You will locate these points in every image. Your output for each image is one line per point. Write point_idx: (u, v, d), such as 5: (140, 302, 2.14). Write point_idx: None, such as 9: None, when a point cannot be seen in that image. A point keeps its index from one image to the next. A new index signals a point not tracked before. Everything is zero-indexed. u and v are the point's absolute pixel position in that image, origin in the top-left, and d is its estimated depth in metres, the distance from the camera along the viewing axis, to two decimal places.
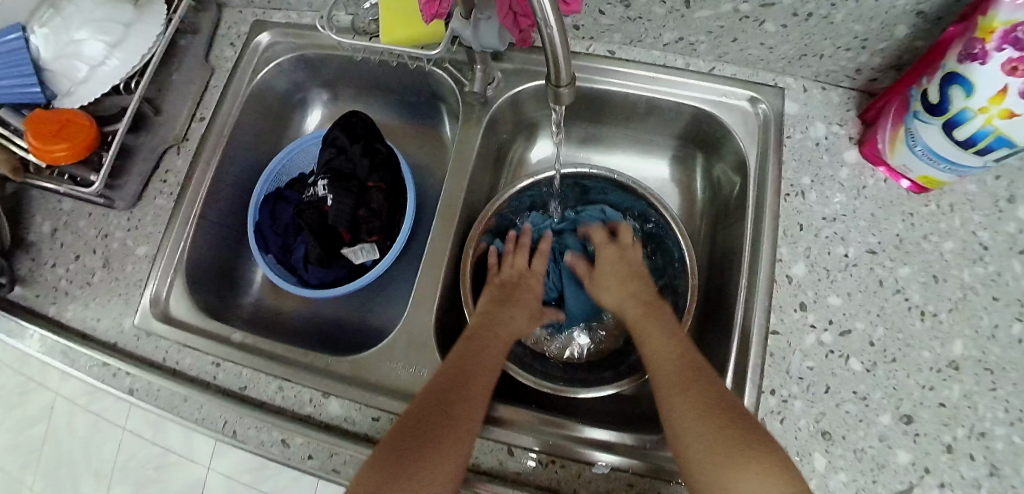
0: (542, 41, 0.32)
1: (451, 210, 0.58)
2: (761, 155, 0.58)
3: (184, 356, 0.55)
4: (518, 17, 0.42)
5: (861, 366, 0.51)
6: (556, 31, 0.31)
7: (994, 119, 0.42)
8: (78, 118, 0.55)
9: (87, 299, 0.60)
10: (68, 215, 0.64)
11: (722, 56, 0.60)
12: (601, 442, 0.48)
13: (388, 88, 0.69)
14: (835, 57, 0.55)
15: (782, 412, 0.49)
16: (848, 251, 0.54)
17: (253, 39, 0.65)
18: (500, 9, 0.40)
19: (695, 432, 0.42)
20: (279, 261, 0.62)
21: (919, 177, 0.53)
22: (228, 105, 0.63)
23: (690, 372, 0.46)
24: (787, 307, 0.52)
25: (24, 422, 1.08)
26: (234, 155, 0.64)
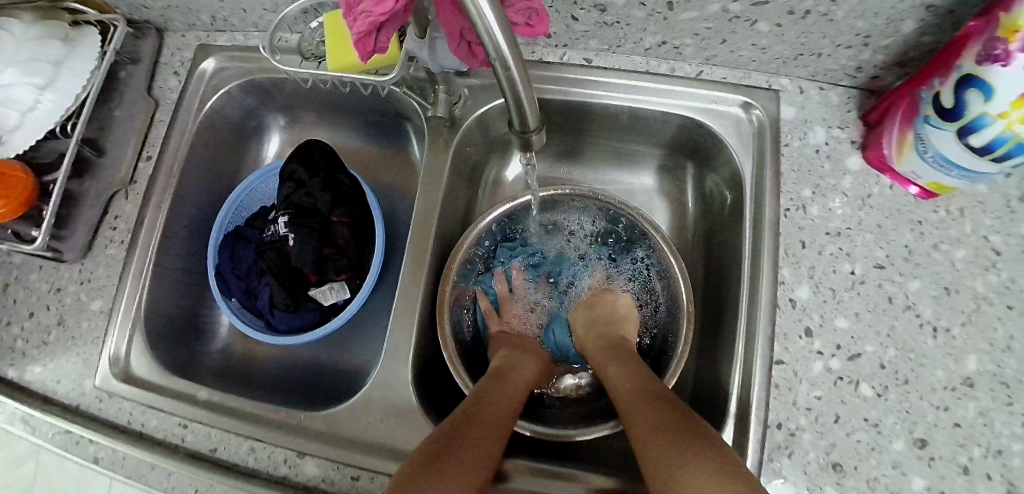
0: (500, 87, 0.28)
1: (423, 244, 0.54)
2: (758, 164, 0.56)
3: (149, 418, 0.52)
4: (472, 46, 0.36)
5: (872, 392, 0.47)
6: (517, 73, 0.26)
7: (1015, 125, 0.38)
8: (11, 169, 0.50)
9: (46, 360, 0.55)
10: (18, 269, 0.58)
11: (710, 59, 0.57)
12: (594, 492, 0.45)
13: (351, 111, 0.65)
14: (836, 56, 0.52)
15: (790, 447, 0.46)
16: (855, 268, 0.51)
17: (197, 67, 0.59)
18: (452, 39, 0.34)
19: (652, 448, 0.38)
20: (246, 306, 0.59)
21: (929, 184, 0.50)
22: (176, 140, 0.58)
23: (654, 399, 0.43)
24: (791, 335, 0.49)
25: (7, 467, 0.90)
26: (187, 193, 0.60)
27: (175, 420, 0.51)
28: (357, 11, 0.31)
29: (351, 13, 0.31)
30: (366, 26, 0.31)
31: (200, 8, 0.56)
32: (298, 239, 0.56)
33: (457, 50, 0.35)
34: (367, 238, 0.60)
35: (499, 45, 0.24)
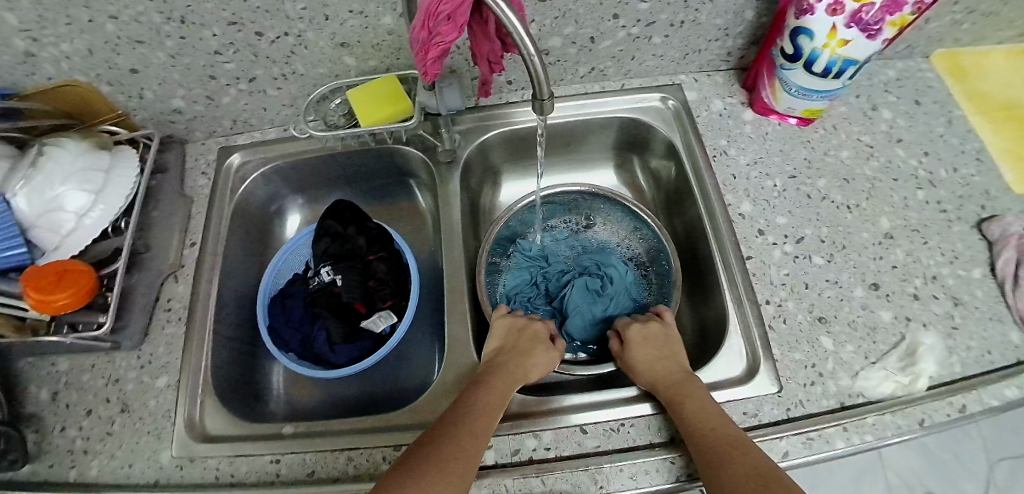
0: (524, 67, 0.43)
1: (454, 251, 0.65)
2: (685, 136, 0.73)
3: (237, 466, 0.54)
4: (491, 64, 0.50)
5: (824, 260, 0.61)
6: (533, 51, 0.42)
7: (836, 49, 0.59)
8: (75, 265, 0.55)
9: (113, 450, 0.57)
10: (67, 374, 0.61)
11: (628, 74, 0.76)
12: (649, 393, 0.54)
13: (357, 179, 0.77)
14: (710, 48, 0.73)
15: (782, 314, 0.57)
16: (775, 182, 0.67)
17: (224, 163, 0.71)
18: (479, 60, 0.49)
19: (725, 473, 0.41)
20: (303, 355, 0.64)
21: (804, 112, 0.69)
22: (217, 226, 0.67)
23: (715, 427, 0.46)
24: (750, 237, 0.63)
25: None
26: (229, 269, 0.67)
27: (264, 460, 0.54)
28: (430, 44, 0.43)
29: (427, 48, 0.43)
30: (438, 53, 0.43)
31: (226, 114, 0.68)
32: (346, 278, 0.65)
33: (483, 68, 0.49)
34: (404, 268, 0.69)
35: (513, 20, 0.40)
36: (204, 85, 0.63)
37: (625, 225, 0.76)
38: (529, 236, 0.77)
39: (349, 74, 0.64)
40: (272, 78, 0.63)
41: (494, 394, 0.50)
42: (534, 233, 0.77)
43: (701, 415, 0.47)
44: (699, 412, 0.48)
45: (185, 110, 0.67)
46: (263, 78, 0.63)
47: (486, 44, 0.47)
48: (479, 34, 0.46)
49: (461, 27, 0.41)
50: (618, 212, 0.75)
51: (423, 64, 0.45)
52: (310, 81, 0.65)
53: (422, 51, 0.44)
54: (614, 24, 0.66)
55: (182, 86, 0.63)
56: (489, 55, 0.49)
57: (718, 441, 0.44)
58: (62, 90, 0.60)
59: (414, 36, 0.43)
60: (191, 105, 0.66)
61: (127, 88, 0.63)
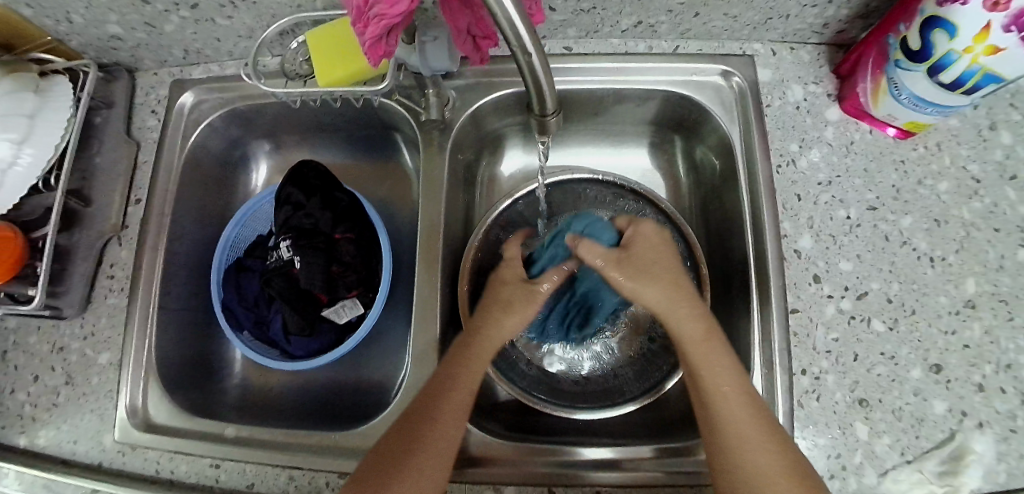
0: (520, 70, 0.29)
1: (433, 248, 0.52)
2: (746, 131, 0.54)
3: (178, 463, 0.51)
4: (477, 40, 0.36)
5: (884, 326, 0.49)
6: (538, 58, 0.28)
7: (980, 58, 0.41)
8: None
9: (60, 421, 0.55)
10: (16, 332, 0.58)
11: (685, 33, 0.55)
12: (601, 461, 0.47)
13: (334, 127, 0.62)
14: (801, 16, 0.51)
15: (817, 390, 0.47)
16: (850, 212, 0.51)
17: (175, 103, 0.57)
18: (458, 33, 0.35)
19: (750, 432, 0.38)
20: (257, 338, 0.56)
21: (905, 123, 0.51)
22: (164, 180, 0.55)
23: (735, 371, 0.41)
24: (801, 283, 0.49)
25: None
26: (181, 232, 0.57)
27: (206, 461, 0.51)
28: (368, 15, 0.31)
29: (362, 20, 0.31)
30: (379, 30, 0.31)
31: (174, 44, 0.55)
32: (301, 261, 0.52)
33: (464, 46, 0.36)
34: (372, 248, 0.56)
35: (520, 33, 0.25)
36: (140, 11, 0.50)
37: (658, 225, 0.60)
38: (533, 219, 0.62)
39: (315, 4, 0.48)
40: (219, 5, 0.49)
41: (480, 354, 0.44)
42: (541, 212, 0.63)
43: (714, 347, 0.42)
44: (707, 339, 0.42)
45: (125, 38, 0.54)
46: (208, 5, 0.49)
47: (464, 15, 0.33)
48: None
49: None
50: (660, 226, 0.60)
51: (364, 41, 0.33)
52: (267, 11, 0.49)
53: (359, 21, 0.32)
54: None
55: (114, 11, 0.50)
56: (471, 29, 0.35)
57: (726, 372, 0.41)
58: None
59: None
60: (129, 31, 0.53)
61: (53, 11, 0.50)
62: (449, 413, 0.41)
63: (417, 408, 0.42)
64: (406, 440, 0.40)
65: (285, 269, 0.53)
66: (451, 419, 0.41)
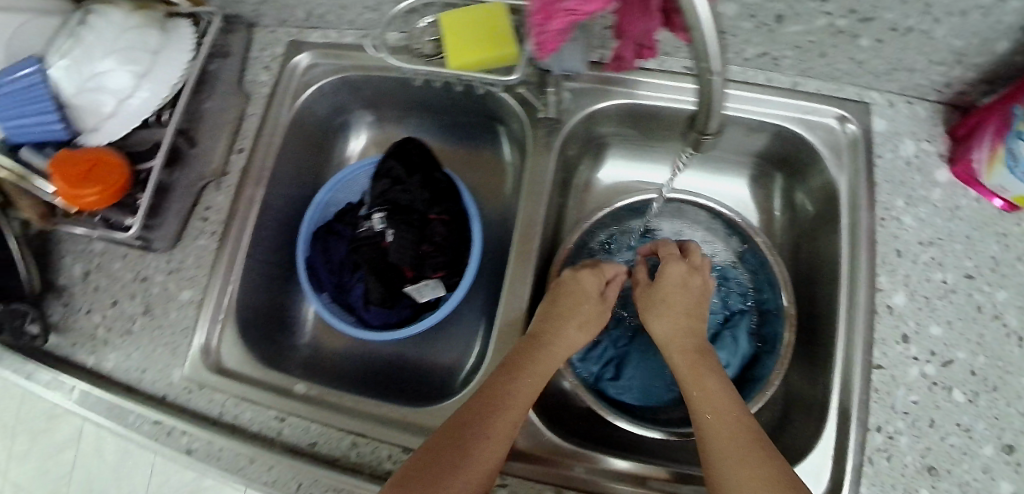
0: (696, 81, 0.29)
1: (527, 245, 0.52)
2: (854, 180, 0.53)
3: (243, 410, 0.52)
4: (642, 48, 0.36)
5: (964, 397, 0.48)
6: (720, 73, 0.28)
7: None
8: (109, 157, 0.50)
9: (131, 348, 0.57)
10: (100, 256, 0.59)
11: (805, 71, 0.55)
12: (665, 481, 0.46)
13: (437, 109, 0.62)
14: (927, 71, 0.51)
15: (889, 450, 0.46)
16: (947, 277, 0.50)
17: (290, 61, 0.58)
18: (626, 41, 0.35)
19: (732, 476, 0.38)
20: (335, 300, 0.57)
21: (1015, 197, 0.50)
22: (269, 134, 0.56)
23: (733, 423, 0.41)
24: (888, 340, 0.49)
25: (42, 455, 1.04)
26: (277, 186, 0.58)
27: (272, 413, 0.52)
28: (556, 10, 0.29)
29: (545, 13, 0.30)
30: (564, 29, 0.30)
31: (299, 4, 0.55)
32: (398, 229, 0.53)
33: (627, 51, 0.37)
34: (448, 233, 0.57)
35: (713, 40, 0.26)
36: None
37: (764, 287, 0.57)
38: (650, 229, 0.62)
39: None
40: None
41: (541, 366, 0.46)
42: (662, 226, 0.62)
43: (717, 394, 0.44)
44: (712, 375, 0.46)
45: None
46: None
47: (640, 24, 0.33)
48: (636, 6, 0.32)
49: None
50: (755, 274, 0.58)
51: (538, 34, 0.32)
52: None
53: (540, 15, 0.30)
54: (820, 6, 0.45)
55: None
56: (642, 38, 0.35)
57: (728, 425, 0.41)
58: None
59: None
60: None
61: None
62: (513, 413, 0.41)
63: (475, 405, 0.41)
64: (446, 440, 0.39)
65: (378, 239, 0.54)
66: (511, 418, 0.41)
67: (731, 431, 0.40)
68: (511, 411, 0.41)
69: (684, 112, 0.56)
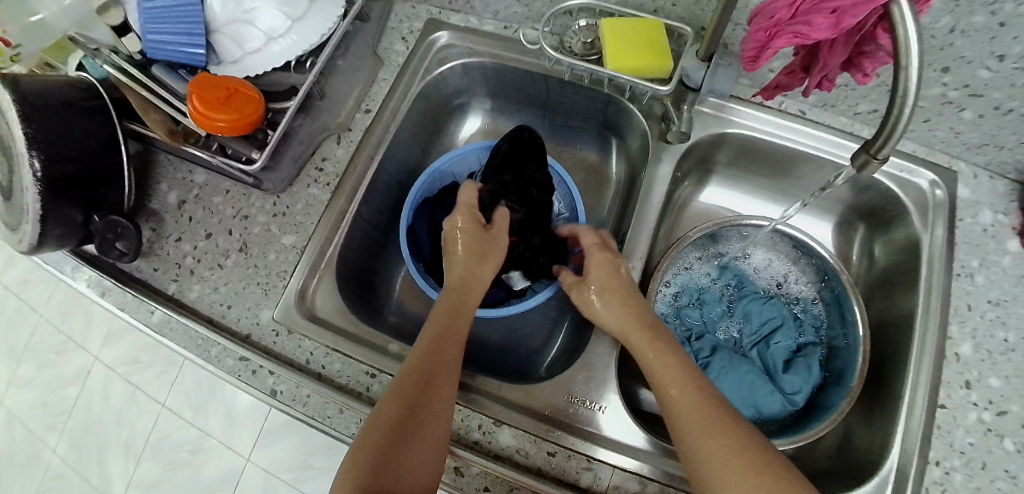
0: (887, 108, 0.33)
1: (632, 245, 0.55)
2: (934, 237, 0.58)
3: (332, 361, 0.53)
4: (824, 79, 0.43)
5: (1014, 447, 0.51)
6: (912, 108, 0.32)
7: None
8: (247, 90, 0.51)
9: (219, 282, 0.57)
10: (200, 188, 0.59)
11: (905, 132, 0.60)
12: None
13: (555, 109, 0.65)
14: (1014, 150, 0.56)
15: (944, 484, 0.50)
16: (1009, 335, 0.54)
17: (427, 37, 0.59)
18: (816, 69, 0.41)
19: (721, 468, 0.38)
20: (433, 272, 0.59)
21: None
22: (398, 100, 0.58)
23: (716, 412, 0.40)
24: (953, 384, 0.53)
25: (57, 381, 1.05)
26: (393, 151, 0.59)
27: (361, 368, 0.52)
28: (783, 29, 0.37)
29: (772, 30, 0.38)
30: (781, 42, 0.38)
31: None
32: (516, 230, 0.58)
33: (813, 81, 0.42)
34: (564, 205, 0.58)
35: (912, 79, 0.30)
36: None
37: (840, 325, 0.59)
38: (742, 256, 0.65)
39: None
40: None
41: (442, 345, 0.46)
42: (754, 255, 0.66)
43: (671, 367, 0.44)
44: (669, 367, 0.44)
45: None
46: None
47: (835, 57, 0.40)
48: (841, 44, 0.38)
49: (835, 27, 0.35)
50: (832, 312, 0.61)
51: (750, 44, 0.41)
52: None
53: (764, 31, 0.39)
54: (939, 76, 0.51)
55: None
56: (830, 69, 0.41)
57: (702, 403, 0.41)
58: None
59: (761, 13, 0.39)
60: None
61: None
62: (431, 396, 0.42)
63: (403, 386, 0.42)
64: (408, 421, 0.40)
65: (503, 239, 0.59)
66: (435, 398, 0.42)
67: (725, 427, 0.40)
68: (427, 392, 0.42)
69: (792, 152, 0.59)
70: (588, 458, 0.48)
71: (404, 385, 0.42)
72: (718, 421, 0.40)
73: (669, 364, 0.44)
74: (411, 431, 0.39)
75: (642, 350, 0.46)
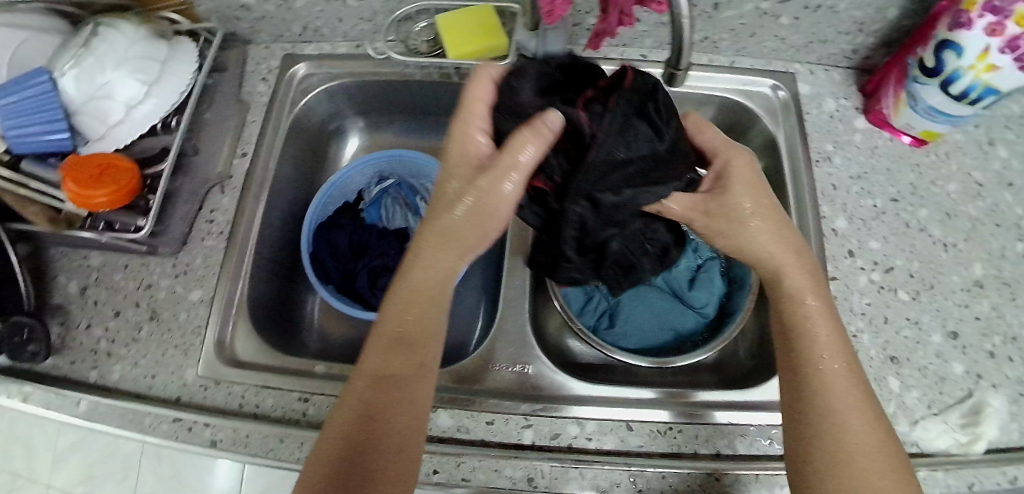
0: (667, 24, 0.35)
1: None
2: (791, 132, 0.63)
3: (264, 397, 0.53)
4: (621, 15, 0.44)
5: (908, 296, 0.56)
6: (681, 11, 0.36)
7: (981, 74, 0.51)
8: (119, 161, 0.53)
9: (139, 356, 0.57)
10: (98, 270, 0.60)
11: (740, 50, 0.65)
12: (675, 400, 0.51)
13: (424, 111, 0.68)
14: (837, 41, 0.62)
15: (855, 346, 0.54)
16: (876, 201, 0.60)
17: (287, 70, 0.63)
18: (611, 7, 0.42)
19: (854, 433, 0.37)
20: (343, 289, 0.60)
21: (920, 132, 0.62)
22: (271, 138, 0.61)
23: (853, 369, 0.40)
24: (838, 256, 0.57)
25: None
26: (279, 187, 0.62)
27: (294, 396, 0.53)
28: None
29: None
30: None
31: (297, 19, 0.61)
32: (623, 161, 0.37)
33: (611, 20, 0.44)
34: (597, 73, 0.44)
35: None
36: None
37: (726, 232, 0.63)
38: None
39: None
40: None
41: (394, 357, 0.40)
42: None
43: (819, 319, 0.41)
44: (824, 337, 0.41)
45: (252, 8, 0.60)
46: None
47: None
48: None
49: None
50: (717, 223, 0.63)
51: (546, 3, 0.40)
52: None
53: None
54: None
55: None
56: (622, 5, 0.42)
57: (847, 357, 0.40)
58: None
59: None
60: (261, 2, 0.59)
61: None
62: (399, 417, 0.38)
63: (365, 407, 0.38)
64: (377, 452, 0.37)
65: (596, 202, 0.39)
66: (408, 415, 0.38)
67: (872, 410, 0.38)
68: (399, 416, 0.38)
69: None
70: (525, 417, 0.50)
71: (366, 405, 0.38)
72: (851, 387, 0.39)
73: (834, 338, 0.41)
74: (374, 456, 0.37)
75: (775, 287, 0.44)
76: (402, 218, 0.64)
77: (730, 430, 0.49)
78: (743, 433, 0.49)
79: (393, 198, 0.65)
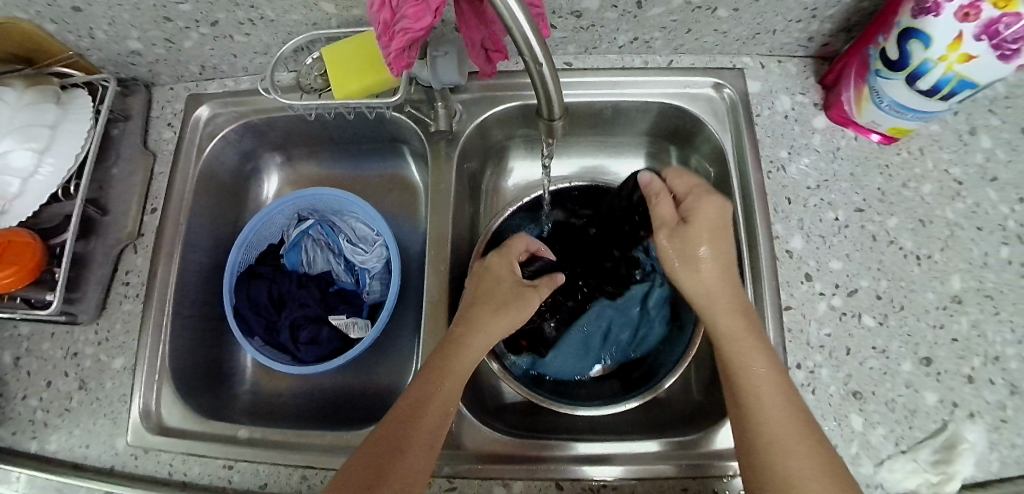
0: (527, 75, 0.32)
1: (440, 254, 0.54)
2: (738, 137, 0.58)
3: (191, 465, 0.51)
4: (490, 53, 0.38)
5: (874, 321, 0.51)
6: (548, 68, 0.31)
7: (955, 65, 0.44)
8: (20, 238, 0.51)
9: (72, 426, 0.55)
10: (28, 339, 0.59)
11: (678, 48, 0.60)
12: (603, 457, 0.48)
13: (344, 140, 0.66)
14: (788, 30, 0.56)
15: (812, 383, 0.49)
16: (838, 214, 0.54)
17: (191, 116, 0.61)
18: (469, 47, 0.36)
19: (789, 434, 0.38)
20: (268, 343, 0.58)
21: (888, 130, 0.55)
22: (179, 189, 0.59)
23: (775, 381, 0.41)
24: (793, 282, 0.52)
25: None
26: (195, 238, 0.60)
27: (218, 463, 0.51)
28: (393, 30, 0.33)
29: (387, 33, 0.33)
30: (403, 44, 0.33)
31: (192, 59, 0.58)
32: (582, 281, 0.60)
33: (478, 59, 0.38)
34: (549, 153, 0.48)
35: (534, 47, 0.29)
36: (160, 28, 0.53)
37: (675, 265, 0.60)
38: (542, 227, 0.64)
39: (330, 23, 0.53)
40: (238, 23, 0.52)
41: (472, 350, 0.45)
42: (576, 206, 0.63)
43: (732, 321, 0.43)
44: (735, 322, 0.43)
45: (144, 53, 0.57)
46: (226, 22, 0.52)
47: (479, 30, 0.35)
48: (467, 16, 0.34)
49: (435, 12, 0.31)
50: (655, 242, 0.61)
51: (388, 53, 0.35)
52: (283, 29, 0.53)
53: (384, 35, 0.34)
54: None
55: (136, 28, 0.53)
56: (483, 42, 0.36)
57: (755, 360, 0.42)
58: (2, 29, 0.51)
59: (371, 16, 0.34)
60: (149, 47, 0.56)
61: (74, 27, 0.53)
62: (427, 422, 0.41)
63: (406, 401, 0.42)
64: (398, 428, 0.41)
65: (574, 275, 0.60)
66: (429, 430, 0.41)
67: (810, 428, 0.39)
68: (439, 400, 0.42)
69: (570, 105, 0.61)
70: (448, 480, 0.47)
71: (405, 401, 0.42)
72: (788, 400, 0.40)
73: (760, 348, 0.42)
74: (393, 446, 0.39)
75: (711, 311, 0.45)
76: (323, 261, 0.62)
77: (670, 484, 0.46)
78: (685, 485, 0.46)
79: (314, 240, 0.62)
